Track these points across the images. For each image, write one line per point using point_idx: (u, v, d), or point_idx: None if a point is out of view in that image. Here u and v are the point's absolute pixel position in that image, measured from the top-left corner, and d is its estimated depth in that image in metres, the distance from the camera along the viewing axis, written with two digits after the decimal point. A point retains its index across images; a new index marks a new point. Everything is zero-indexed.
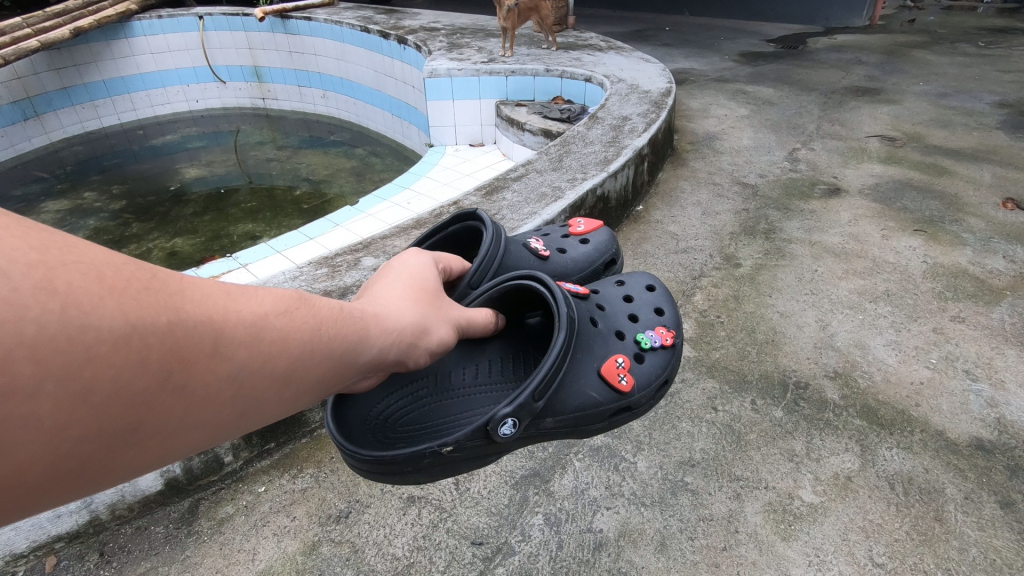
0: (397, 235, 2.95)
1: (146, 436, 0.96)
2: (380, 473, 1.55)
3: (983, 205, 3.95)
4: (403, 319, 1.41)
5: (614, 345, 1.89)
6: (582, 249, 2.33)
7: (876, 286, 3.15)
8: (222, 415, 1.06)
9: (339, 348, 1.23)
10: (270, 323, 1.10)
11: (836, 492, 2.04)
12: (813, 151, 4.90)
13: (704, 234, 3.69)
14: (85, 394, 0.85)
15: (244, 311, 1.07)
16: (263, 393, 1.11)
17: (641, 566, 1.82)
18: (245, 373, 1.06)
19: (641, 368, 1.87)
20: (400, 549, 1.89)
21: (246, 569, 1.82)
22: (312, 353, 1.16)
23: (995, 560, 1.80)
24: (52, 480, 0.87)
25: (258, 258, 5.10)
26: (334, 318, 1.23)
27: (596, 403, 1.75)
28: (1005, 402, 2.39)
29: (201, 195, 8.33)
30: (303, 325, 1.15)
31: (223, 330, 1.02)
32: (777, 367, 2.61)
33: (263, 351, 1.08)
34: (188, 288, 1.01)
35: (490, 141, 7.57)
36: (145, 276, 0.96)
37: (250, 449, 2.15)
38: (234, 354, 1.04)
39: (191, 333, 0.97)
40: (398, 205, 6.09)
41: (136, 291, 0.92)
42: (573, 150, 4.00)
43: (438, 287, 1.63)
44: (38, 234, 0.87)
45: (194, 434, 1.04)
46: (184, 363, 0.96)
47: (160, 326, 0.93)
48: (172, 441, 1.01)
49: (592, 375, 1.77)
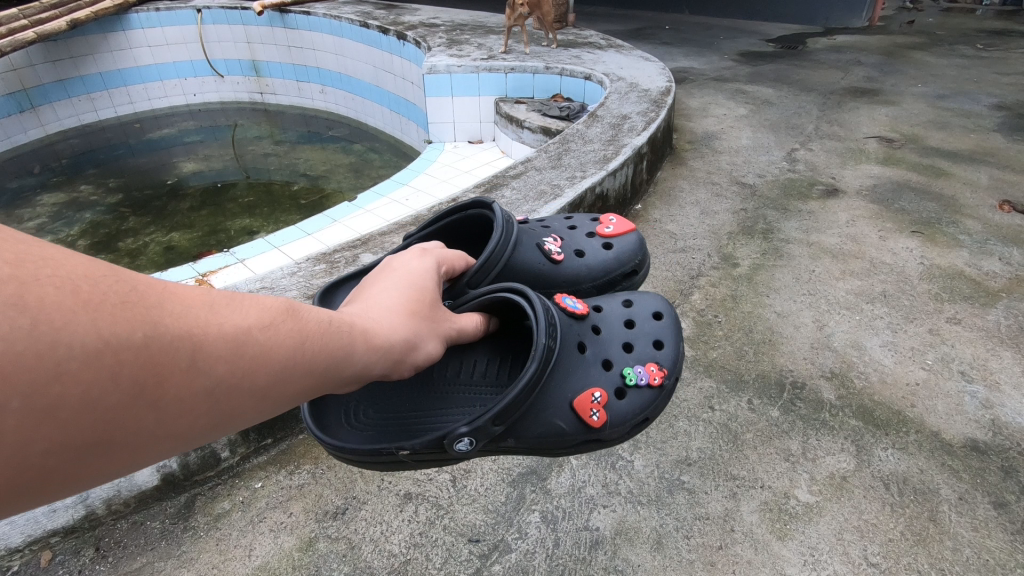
0: (396, 232, 2.95)
1: (117, 448, 0.96)
2: (348, 460, 1.66)
3: (981, 207, 3.97)
4: (393, 336, 1.40)
5: (596, 376, 1.85)
6: (604, 259, 2.31)
7: (873, 287, 3.16)
8: (197, 428, 1.06)
9: (323, 363, 1.22)
10: (252, 338, 1.09)
11: (832, 491, 2.05)
12: (811, 151, 4.91)
13: (702, 234, 3.70)
14: (55, 409, 0.84)
15: (225, 325, 1.06)
16: (241, 405, 1.10)
17: (638, 564, 1.82)
18: (223, 387, 1.05)
19: (619, 405, 1.82)
20: (397, 545, 1.89)
21: (242, 565, 1.82)
22: (294, 368, 1.16)
23: (989, 560, 1.82)
24: (17, 492, 0.86)
25: (256, 253, 5.08)
26: (320, 332, 1.22)
27: (561, 433, 1.74)
28: (1000, 403, 2.40)
29: (198, 190, 8.29)
30: (287, 340, 1.15)
31: (202, 345, 1.01)
32: (774, 367, 2.62)
33: (242, 366, 1.07)
34: (168, 301, 1.00)
35: (489, 137, 7.56)
36: (124, 288, 0.95)
37: (246, 445, 2.14)
38: (212, 369, 1.03)
39: (167, 348, 0.96)
40: (396, 202, 6.09)
41: (113, 306, 0.91)
42: (573, 148, 4.00)
43: (435, 296, 1.61)
44: (15, 247, 0.86)
45: (170, 444, 1.04)
46: (159, 378, 0.96)
47: (135, 341, 0.92)
48: (144, 452, 1.00)
49: (564, 405, 1.76)
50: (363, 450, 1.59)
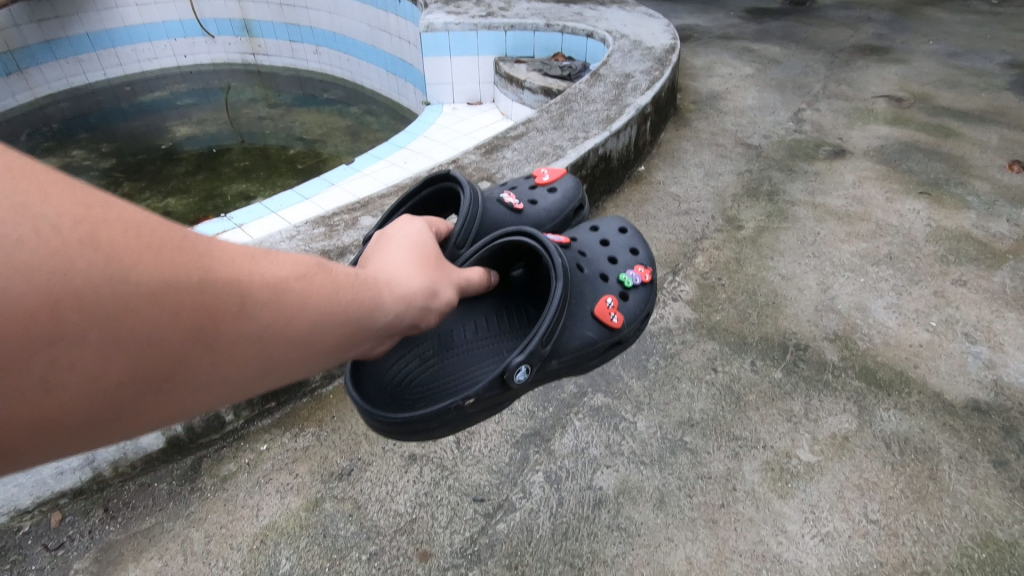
0: (395, 194, 2.89)
1: (168, 388, 0.97)
2: (406, 432, 1.53)
3: (990, 168, 3.90)
4: (415, 286, 1.37)
5: (599, 287, 1.89)
6: (552, 199, 2.29)
7: (878, 250, 3.12)
8: (242, 373, 1.05)
9: (358, 314, 1.19)
10: (292, 287, 1.07)
11: (833, 451, 2.07)
12: (818, 112, 4.80)
13: (706, 196, 3.64)
14: (116, 341, 0.86)
15: (268, 273, 1.04)
16: (282, 354, 1.09)
17: (641, 523, 1.85)
18: (267, 334, 1.05)
19: (627, 308, 1.89)
20: (403, 505, 1.91)
21: (250, 524, 1.85)
22: (330, 319, 1.13)
23: (986, 517, 1.85)
24: (79, 421, 0.89)
25: (254, 217, 5.02)
26: (352, 285, 1.20)
27: (592, 342, 1.76)
28: (1003, 364, 2.40)
29: (193, 154, 8.16)
30: (323, 290, 1.12)
31: (246, 291, 1.00)
32: (777, 330, 2.60)
33: (283, 314, 1.06)
34: (216, 248, 0.99)
35: (489, 99, 7.40)
36: (175, 235, 0.94)
37: (250, 408, 2.13)
38: (256, 316, 1.02)
39: (215, 292, 0.96)
40: (395, 165, 6.00)
41: (164, 250, 0.91)
42: (574, 108, 3.89)
43: (437, 250, 1.60)
44: (78, 189, 0.88)
45: (216, 390, 1.04)
46: (208, 322, 0.96)
47: (189, 284, 0.92)
48: (192, 396, 1.01)
49: (586, 316, 1.78)
50: (426, 416, 1.49)
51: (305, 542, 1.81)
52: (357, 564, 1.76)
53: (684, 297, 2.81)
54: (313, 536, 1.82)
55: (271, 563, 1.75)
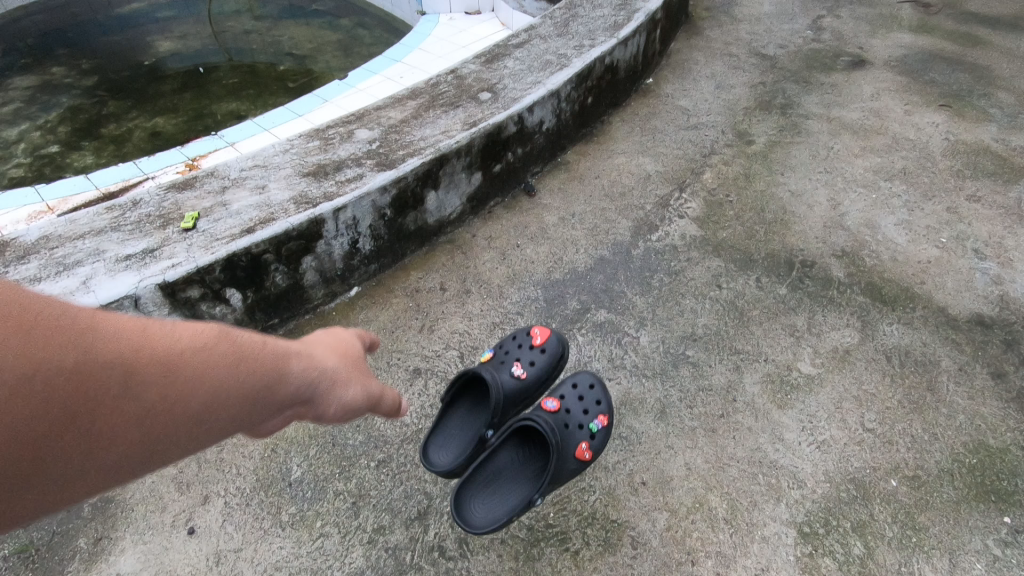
0: (391, 106, 2.75)
1: (16, 492, 0.72)
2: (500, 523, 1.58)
3: (1016, 78, 3.71)
4: (332, 363, 1.15)
5: (570, 434, 1.74)
6: (537, 367, 1.93)
7: (892, 165, 3.01)
8: (115, 458, 0.82)
9: (262, 385, 0.96)
10: (186, 365, 0.86)
11: (834, 364, 2.09)
12: (839, 18, 4.50)
13: (717, 110, 3.47)
14: None
15: (166, 343, 0.85)
16: (166, 435, 0.86)
17: (642, 432, 1.89)
18: (154, 416, 0.83)
19: (595, 441, 1.75)
20: (409, 416, 1.95)
21: (260, 434, 1.90)
22: (230, 393, 0.92)
23: (980, 426, 1.89)
24: None
25: (245, 136, 4.84)
26: (263, 352, 0.98)
27: (573, 472, 1.70)
28: (1011, 280, 2.38)
29: (178, 71, 7.78)
30: (226, 368, 0.91)
31: (134, 367, 0.81)
32: (784, 247, 2.55)
33: (172, 386, 0.85)
34: (91, 324, 0.78)
35: (488, 9, 6.98)
36: (44, 307, 0.75)
37: (254, 324, 2.14)
38: (144, 397, 0.82)
39: (97, 368, 0.76)
40: (390, 80, 5.71)
41: (29, 327, 0.71)
42: (580, 13, 3.64)
43: (359, 349, 1.30)
44: None
45: (92, 481, 0.81)
46: (81, 401, 0.75)
47: (61, 369, 0.73)
48: (53, 493, 0.77)
49: (567, 459, 1.69)
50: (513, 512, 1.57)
51: (314, 451, 1.86)
52: (366, 470, 1.81)
53: (690, 214, 2.70)
54: (322, 445, 1.87)
55: (283, 470, 1.81)
